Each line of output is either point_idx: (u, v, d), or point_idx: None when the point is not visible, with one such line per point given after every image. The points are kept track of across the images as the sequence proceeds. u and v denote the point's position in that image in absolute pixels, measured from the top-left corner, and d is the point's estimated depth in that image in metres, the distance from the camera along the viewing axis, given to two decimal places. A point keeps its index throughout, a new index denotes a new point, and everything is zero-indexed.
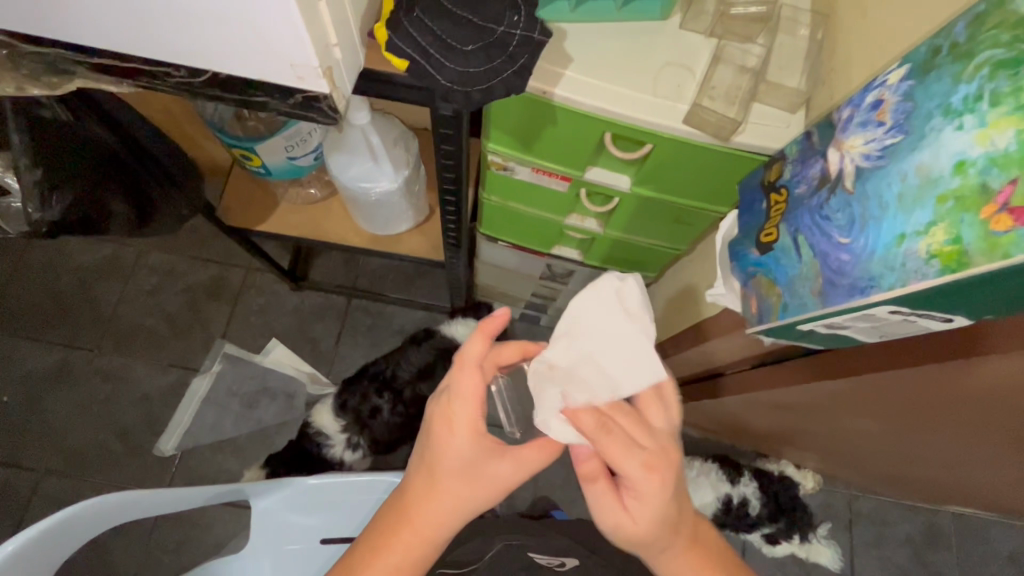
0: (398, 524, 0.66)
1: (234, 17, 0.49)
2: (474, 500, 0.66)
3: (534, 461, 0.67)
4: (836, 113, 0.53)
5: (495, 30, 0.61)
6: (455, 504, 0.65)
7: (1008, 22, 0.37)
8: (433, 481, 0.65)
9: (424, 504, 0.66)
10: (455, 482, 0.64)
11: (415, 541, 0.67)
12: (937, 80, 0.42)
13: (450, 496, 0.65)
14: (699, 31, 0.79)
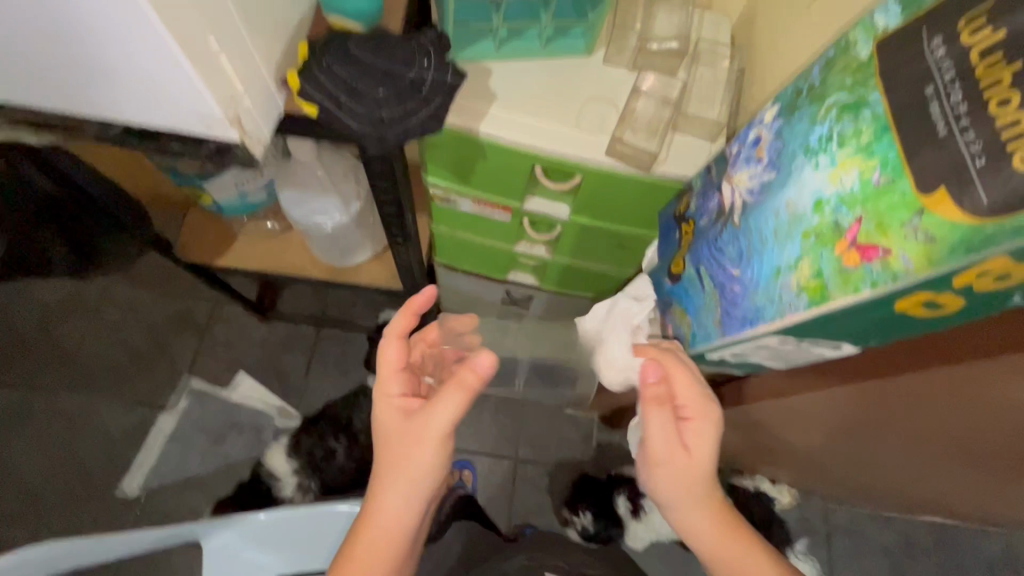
0: (369, 509, 0.65)
1: (131, 72, 0.50)
2: (422, 461, 0.63)
3: (456, 404, 0.63)
4: (728, 148, 0.55)
5: (405, 76, 0.63)
6: (404, 473, 0.64)
7: (850, 68, 0.39)
8: (384, 459, 0.65)
9: (382, 483, 0.65)
10: (401, 450, 0.64)
11: (387, 524, 0.65)
12: (799, 121, 0.44)
13: (400, 463, 0.64)
14: (620, 66, 0.82)
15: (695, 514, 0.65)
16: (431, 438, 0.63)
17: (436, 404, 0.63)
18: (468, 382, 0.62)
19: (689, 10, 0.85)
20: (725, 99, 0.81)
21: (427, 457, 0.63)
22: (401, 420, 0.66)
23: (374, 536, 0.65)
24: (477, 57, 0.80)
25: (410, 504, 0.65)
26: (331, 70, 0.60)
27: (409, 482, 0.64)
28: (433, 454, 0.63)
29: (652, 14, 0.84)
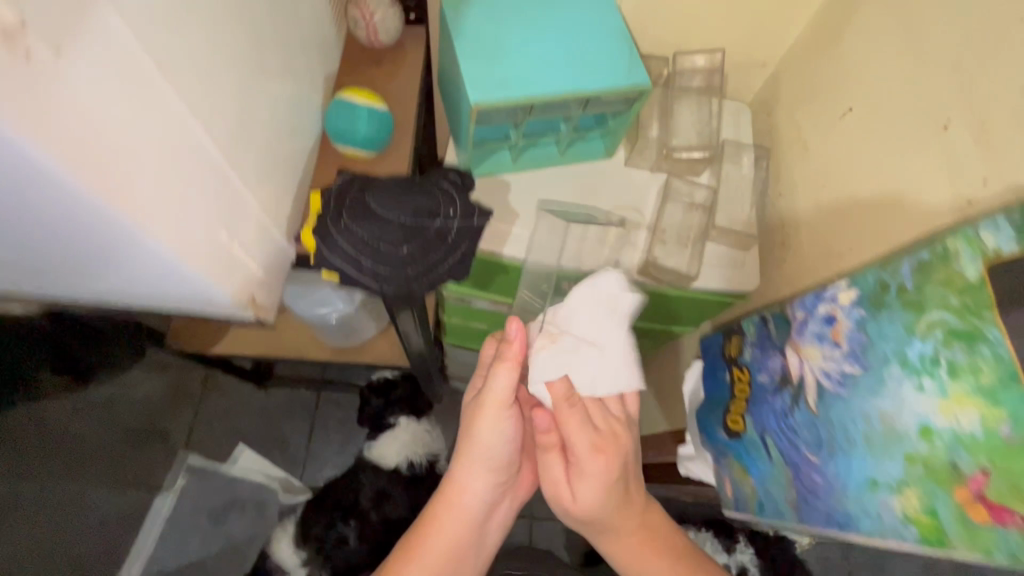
0: (440, 500, 0.69)
1: (130, 272, 0.45)
2: (485, 455, 0.67)
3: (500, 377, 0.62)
4: (789, 307, 0.51)
5: (430, 225, 0.57)
6: (471, 454, 0.67)
7: (953, 284, 0.35)
8: (456, 456, 0.68)
9: (454, 483, 0.68)
10: (466, 444, 0.67)
11: (450, 517, 0.68)
12: (888, 322, 0.39)
13: (466, 449, 0.67)
14: (643, 168, 0.78)
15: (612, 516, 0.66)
16: (486, 429, 0.65)
17: (488, 395, 0.64)
18: (511, 355, 0.61)
19: (710, 101, 0.81)
20: (756, 204, 0.78)
21: (483, 450, 0.66)
22: (468, 423, 0.67)
23: (442, 524, 0.68)
24: (494, 172, 0.75)
25: (476, 487, 0.68)
26: (350, 229, 0.55)
27: (474, 436, 0.66)
28: (491, 435, 0.65)
29: (673, 110, 0.80)
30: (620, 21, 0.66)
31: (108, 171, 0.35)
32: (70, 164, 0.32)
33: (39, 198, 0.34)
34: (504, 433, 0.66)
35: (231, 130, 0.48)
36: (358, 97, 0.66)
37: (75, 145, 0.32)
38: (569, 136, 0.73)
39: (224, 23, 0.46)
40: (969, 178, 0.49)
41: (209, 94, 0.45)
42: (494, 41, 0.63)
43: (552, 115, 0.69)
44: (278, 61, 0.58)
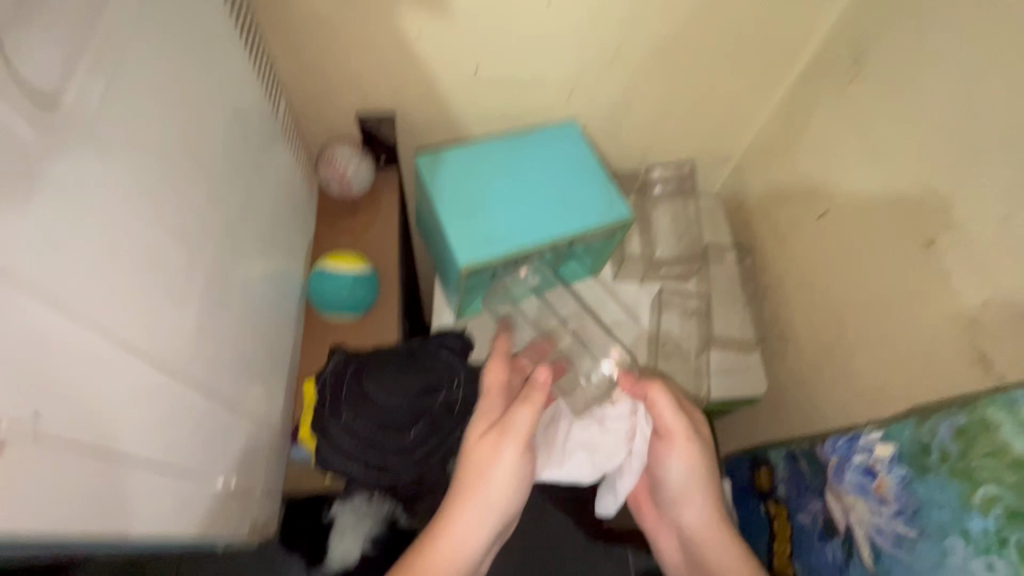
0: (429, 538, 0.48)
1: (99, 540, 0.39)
2: (488, 491, 0.49)
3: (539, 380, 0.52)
4: (820, 448, 0.50)
5: (435, 400, 0.56)
6: (471, 481, 0.49)
7: (1002, 456, 0.34)
8: (454, 492, 0.50)
9: (452, 526, 0.48)
10: (469, 470, 0.50)
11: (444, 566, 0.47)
12: (938, 487, 0.38)
13: (468, 476, 0.49)
14: (632, 281, 0.79)
15: (693, 494, 0.56)
16: (500, 459, 0.49)
17: (506, 425, 0.50)
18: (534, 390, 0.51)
19: (684, 203, 0.83)
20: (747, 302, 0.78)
21: (496, 481, 0.49)
22: (472, 454, 0.50)
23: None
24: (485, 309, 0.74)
25: (478, 531, 0.49)
26: (353, 423, 0.53)
27: (476, 471, 0.49)
28: (504, 471, 0.49)
29: (652, 218, 0.82)
30: (596, 162, 0.69)
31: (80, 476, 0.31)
32: (29, 519, 0.27)
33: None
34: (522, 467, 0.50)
35: (210, 356, 0.45)
36: (338, 263, 0.65)
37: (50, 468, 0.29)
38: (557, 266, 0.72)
39: (201, 255, 0.43)
40: (968, 298, 0.49)
41: (188, 336, 0.41)
42: (474, 196, 0.65)
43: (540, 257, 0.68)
44: (257, 253, 0.56)
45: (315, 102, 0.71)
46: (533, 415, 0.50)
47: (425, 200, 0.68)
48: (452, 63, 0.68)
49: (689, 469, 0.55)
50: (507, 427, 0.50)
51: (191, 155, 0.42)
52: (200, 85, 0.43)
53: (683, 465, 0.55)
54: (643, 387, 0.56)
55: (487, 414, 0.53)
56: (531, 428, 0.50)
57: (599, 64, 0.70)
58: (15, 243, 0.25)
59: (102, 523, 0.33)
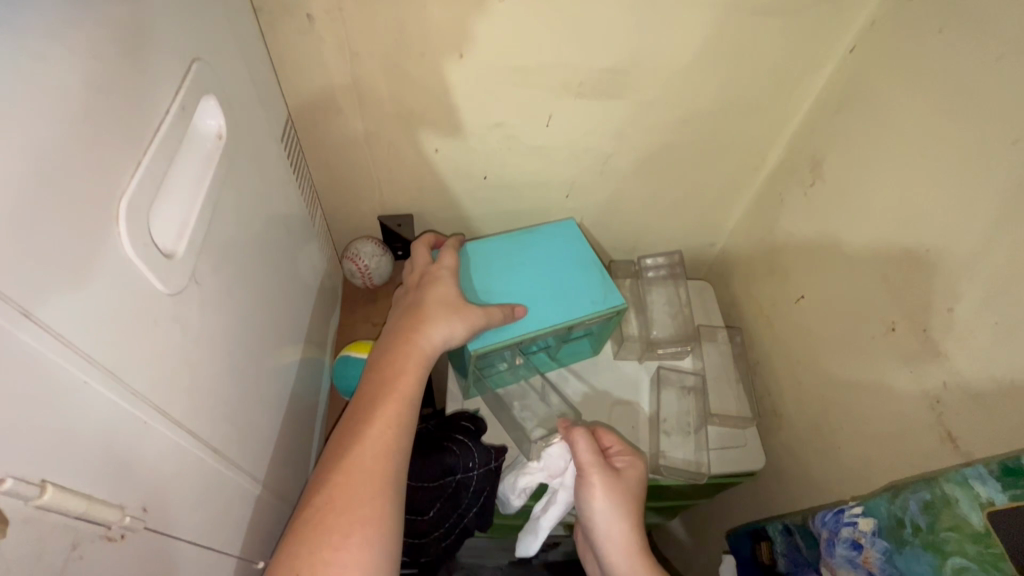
0: (357, 422, 0.52)
1: None
2: (436, 314, 0.61)
3: (468, 315, 0.63)
4: (812, 522, 0.53)
5: (451, 481, 0.59)
6: (422, 300, 0.63)
7: (963, 529, 0.39)
8: (390, 325, 0.62)
9: (386, 385, 0.55)
10: (409, 302, 0.64)
11: (391, 397, 0.54)
12: (915, 558, 0.42)
13: (418, 307, 0.62)
14: (631, 359, 0.84)
15: (612, 528, 0.61)
16: (436, 278, 0.65)
17: (438, 268, 0.67)
18: (457, 316, 0.62)
19: (676, 286, 0.91)
20: (740, 377, 0.84)
21: (441, 298, 0.63)
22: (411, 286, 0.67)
23: (385, 348, 0.59)
24: (493, 389, 0.79)
25: (407, 400, 0.54)
26: None
27: (424, 304, 0.62)
28: (442, 284, 0.64)
29: (647, 300, 0.89)
30: (592, 255, 0.77)
31: (160, 561, 0.36)
32: None
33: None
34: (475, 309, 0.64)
35: (253, 443, 0.50)
36: (362, 350, 0.71)
37: (141, 555, 0.34)
38: (558, 347, 0.77)
39: (251, 354, 0.50)
40: (931, 379, 0.55)
41: (240, 428, 0.47)
42: (483, 287, 0.72)
43: (540, 340, 0.73)
44: (291, 345, 0.62)
45: (340, 207, 0.80)
46: (454, 269, 0.67)
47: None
48: (463, 172, 0.78)
49: (610, 505, 0.61)
50: (444, 267, 0.67)
51: (249, 270, 0.49)
52: (258, 210, 0.52)
53: (600, 500, 0.61)
54: (569, 430, 0.65)
55: (420, 269, 0.68)
56: (446, 287, 0.64)
57: (591, 169, 0.80)
58: (147, 368, 0.33)
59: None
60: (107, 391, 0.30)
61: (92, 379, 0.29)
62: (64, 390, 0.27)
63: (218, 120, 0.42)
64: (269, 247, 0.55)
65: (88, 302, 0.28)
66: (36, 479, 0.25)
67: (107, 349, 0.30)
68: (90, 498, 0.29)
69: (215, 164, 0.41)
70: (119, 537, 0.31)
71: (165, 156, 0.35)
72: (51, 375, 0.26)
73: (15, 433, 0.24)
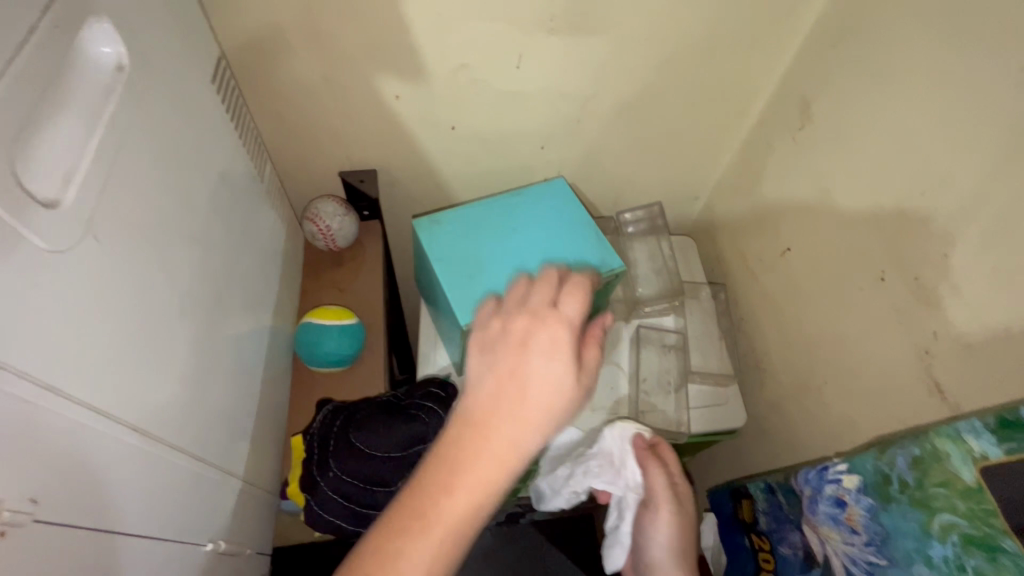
0: (453, 470, 0.34)
1: None
2: (566, 335, 0.40)
3: (564, 358, 0.39)
4: (794, 479, 0.51)
5: (421, 450, 0.56)
6: (545, 311, 0.42)
7: (954, 486, 0.37)
8: (488, 328, 0.44)
9: (482, 428, 0.36)
10: (520, 313, 0.42)
11: (478, 471, 0.34)
12: (901, 515, 0.40)
13: (531, 315, 0.42)
14: (615, 318, 0.81)
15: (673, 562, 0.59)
16: (571, 281, 0.44)
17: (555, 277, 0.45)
18: (563, 329, 0.41)
19: (658, 240, 0.87)
20: (723, 335, 0.81)
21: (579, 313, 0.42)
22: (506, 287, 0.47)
23: (485, 371, 0.39)
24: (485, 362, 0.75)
25: (530, 452, 0.36)
26: (339, 477, 0.53)
27: (549, 319, 0.41)
28: (578, 298, 0.43)
29: (629, 256, 0.85)
30: (583, 212, 0.70)
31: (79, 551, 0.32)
32: None
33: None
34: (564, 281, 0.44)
35: (198, 417, 0.46)
36: (325, 317, 0.66)
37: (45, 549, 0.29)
38: None
39: (187, 322, 0.45)
40: (921, 329, 0.52)
41: (178, 403, 0.43)
42: (469, 253, 0.67)
43: None
44: (244, 312, 0.57)
45: (296, 163, 0.74)
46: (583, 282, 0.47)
47: (425, 263, 0.69)
48: (428, 121, 0.72)
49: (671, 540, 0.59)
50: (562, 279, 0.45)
51: (182, 229, 0.44)
52: (190, 163, 0.46)
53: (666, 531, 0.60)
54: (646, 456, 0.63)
55: None
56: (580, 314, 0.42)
57: (568, 116, 0.75)
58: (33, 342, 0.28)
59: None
60: None
61: None
62: None
63: (119, 49, 0.36)
64: (208, 205, 0.50)
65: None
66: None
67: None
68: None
69: (117, 102, 0.35)
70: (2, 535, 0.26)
71: (32, 78, 0.29)
72: None
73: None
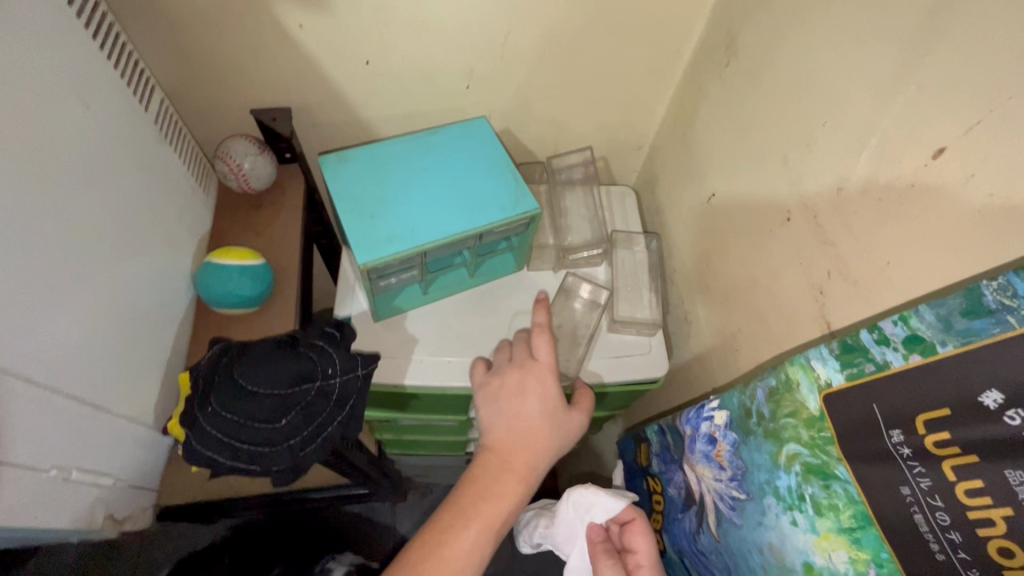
0: (488, 486, 0.56)
1: None
2: (549, 396, 0.61)
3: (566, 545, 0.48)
4: (678, 420, 0.50)
5: (309, 389, 0.54)
6: (530, 363, 0.62)
7: (801, 415, 0.36)
8: (500, 383, 0.62)
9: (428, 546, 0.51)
10: (518, 378, 0.61)
11: (507, 486, 0.56)
12: (756, 448, 0.39)
13: (529, 372, 0.62)
14: (544, 267, 0.79)
15: None
16: (540, 343, 0.64)
17: (534, 349, 0.64)
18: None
19: (592, 189, 0.85)
20: (654, 285, 0.79)
21: (550, 372, 0.62)
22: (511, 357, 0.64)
23: (495, 417, 0.60)
24: (403, 307, 0.73)
25: (539, 465, 0.58)
26: (219, 413, 0.51)
27: (537, 372, 0.62)
28: (546, 353, 0.64)
29: (563, 206, 0.83)
30: (502, 151, 0.67)
31: None
32: None
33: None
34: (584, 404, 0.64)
35: (65, 346, 0.44)
36: (225, 257, 0.64)
37: None
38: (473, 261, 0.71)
39: (43, 240, 0.42)
40: (818, 269, 0.50)
41: (36, 332, 0.41)
42: (376, 188, 0.63)
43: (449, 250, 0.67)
44: (139, 249, 0.55)
45: (206, 100, 0.70)
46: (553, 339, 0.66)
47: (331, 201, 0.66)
48: (340, 54, 0.68)
49: None
50: (536, 349, 0.64)
51: (41, 149, 0.42)
52: (52, 81, 0.44)
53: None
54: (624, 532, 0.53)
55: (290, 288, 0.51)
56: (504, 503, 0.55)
57: (490, 52, 0.71)
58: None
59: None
60: None
61: None
62: None
63: None
64: (82, 127, 0.47)
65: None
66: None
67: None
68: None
69: None
70: None
71: None
72: None
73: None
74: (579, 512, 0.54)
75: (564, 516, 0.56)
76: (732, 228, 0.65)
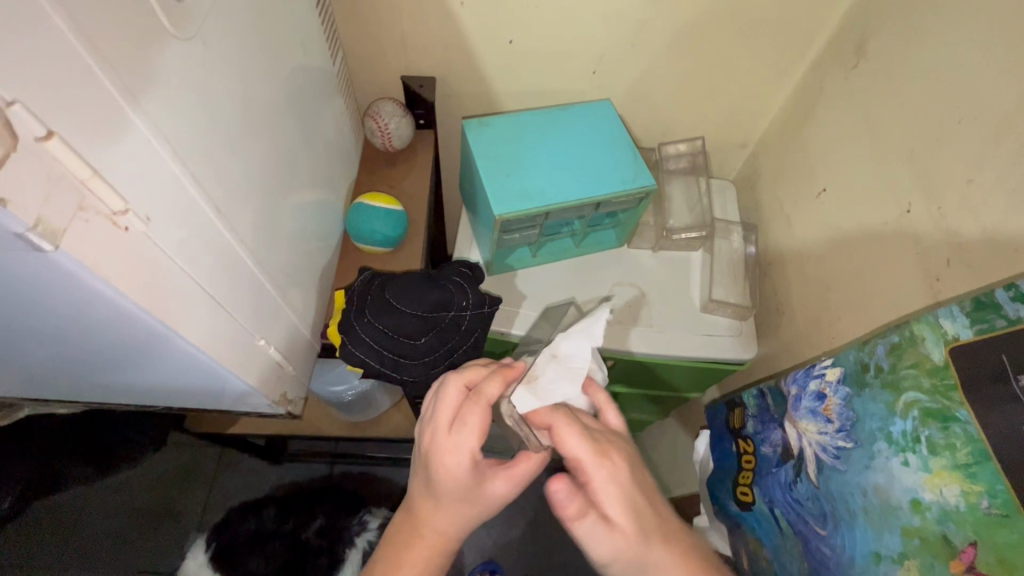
0: (397, 553, 0.53)
1: (164, 382, 0.48)
2: (459, 482, 0.50)
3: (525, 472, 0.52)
4: (783, 383, 0.57)
5: (445, 316, 0.62)
6: (444, 436, 0.49)
7: (924, 366, 0.41)
8: (419, 449, 0.52)
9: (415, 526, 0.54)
10: (428, 450, 0.50)
11: (416, 557, 0.53)
12: (871, 399, 0.46)
13: (438, 448, 0.49)
14: (645, 246, 0.85)
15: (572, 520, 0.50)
16: (466, 422, 0.49)
17: (458, 421, 0.50)
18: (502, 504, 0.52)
19: (696, 178, 0.90)
20: (748, 275, 0.83)
21: (466, 457, 0.49)
22: (431, 420, 0.51)
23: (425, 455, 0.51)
24: (514, 266, 0.80)
25: (452, 530, 0.53)
26: (372, 324, 0.60)
27: (446, 450, 0.49)
28: (474, 434, 0.49)
29: (666, 192, 0.88)
30: (624, 131, 0.74)
31: (189, 297, 0.39)
32: (145, 310, 0.34)
33: (151, 348, 0.40)
34: (519, 474, 0.51)
35: (275, 249, 0.54)
36: (374, 199, 0.73)
37: (166, 287, 0.36)
38: (583, 232, 0.78)
39: (269, 155, 0.51)
40: (935, 259, 0.54)
41: (264, 232, 0.51)
42: (512, 153, 0.71)
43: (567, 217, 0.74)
44: (314, 181, 0.65)
45: (366, 64, 0.80)
46: (486, 415, 0.50)
47: (469, 161, 0.74)
48: (488, 32, 0.76)
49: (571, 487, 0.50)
50: (461, 425, 0.49)
51: (272, 81, 0.51)
52: (282, 27, 0.53)
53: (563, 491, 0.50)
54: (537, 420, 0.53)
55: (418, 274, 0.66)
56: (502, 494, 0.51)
57: (622, 40, 0.77)
58: (174, 121, 0.35)
59: (219, 362, 0.44)
60: (125, 106, 0.31)
61: (121, 103, 0.30)
62: (92, 79, 0.28)
63: None
64: (293, 67, 0.56)
65: (116, 25, 0.30)
66: (88, 165, 0.28)
67: (137, 83, 0.32)
68: (148, 222, 0.33)
69: None
70: (125, 229, 0.31)
71: None
72: (76, 63, 0.27)
73: (67, 115, 0.27)
74: (575, 371, 0.56)
75: (545, 361, 0.57)
76: (840, 222, 0.68)
